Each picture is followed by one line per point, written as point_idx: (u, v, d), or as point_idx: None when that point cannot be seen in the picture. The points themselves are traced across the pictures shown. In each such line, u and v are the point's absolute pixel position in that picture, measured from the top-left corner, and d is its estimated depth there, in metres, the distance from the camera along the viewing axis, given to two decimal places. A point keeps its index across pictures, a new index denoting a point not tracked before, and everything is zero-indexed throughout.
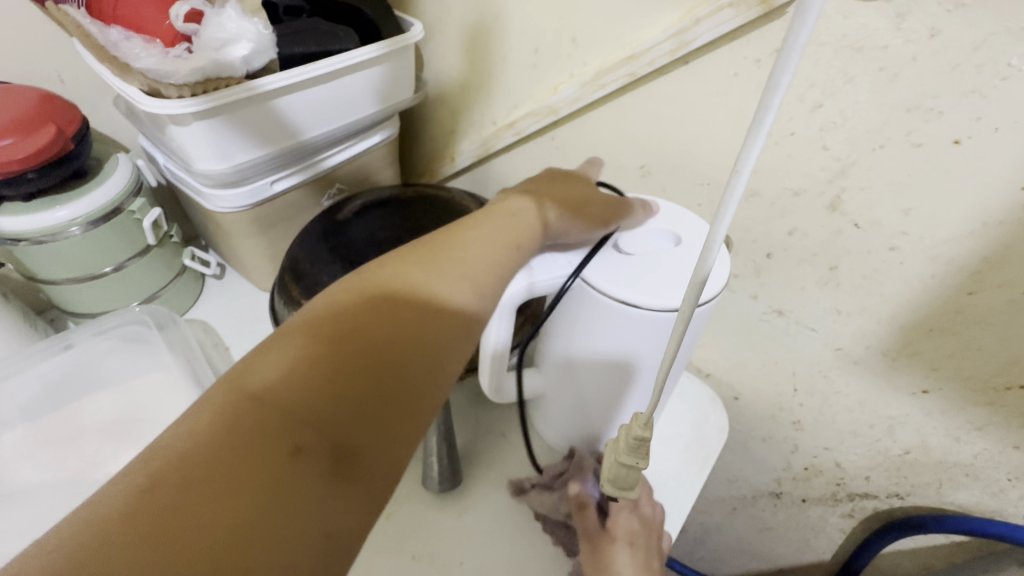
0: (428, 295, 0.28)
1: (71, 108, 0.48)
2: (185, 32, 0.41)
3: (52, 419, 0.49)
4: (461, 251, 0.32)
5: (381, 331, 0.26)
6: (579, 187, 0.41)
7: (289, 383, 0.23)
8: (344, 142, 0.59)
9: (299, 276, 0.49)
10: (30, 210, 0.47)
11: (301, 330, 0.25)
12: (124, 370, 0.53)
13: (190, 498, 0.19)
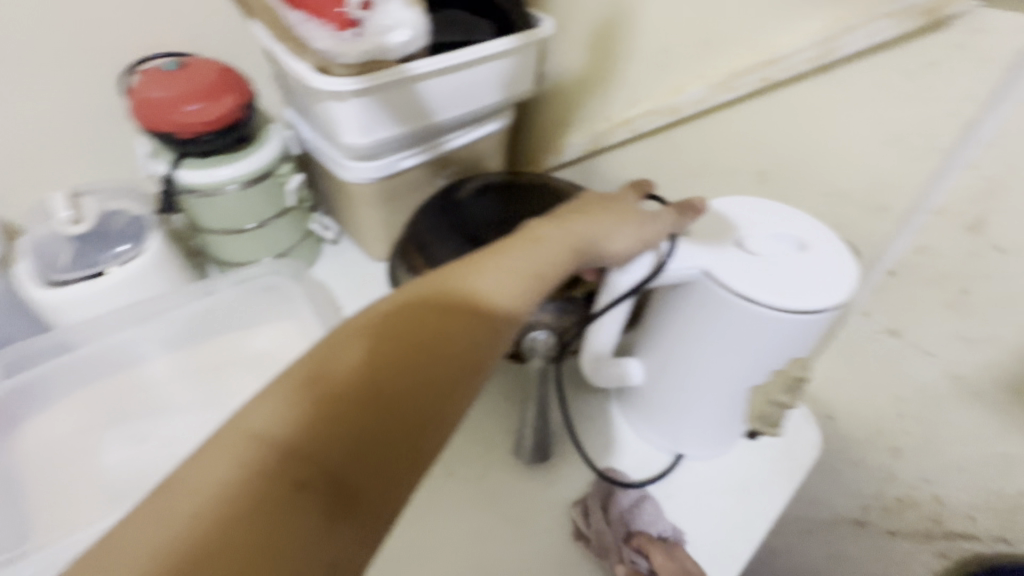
0: (434, 333, 0.29)
1: (245, 80, 0.55)
2: (356, 18, 0.45)
3: (203, 348, 0.57)
4: (482, 284, 0.32)
5: (387, 372, 0.27)
6: (617, 209, 0.40)
7: (290, 424, 0.24)
8: (464, 127, 0.63)
9: (422, 247, 0.53)
10: (202, 167, 0.54)
11: (308, 371, 0.26)
12: (260, 316, 0.59)
13: (203, 539, 0.21)
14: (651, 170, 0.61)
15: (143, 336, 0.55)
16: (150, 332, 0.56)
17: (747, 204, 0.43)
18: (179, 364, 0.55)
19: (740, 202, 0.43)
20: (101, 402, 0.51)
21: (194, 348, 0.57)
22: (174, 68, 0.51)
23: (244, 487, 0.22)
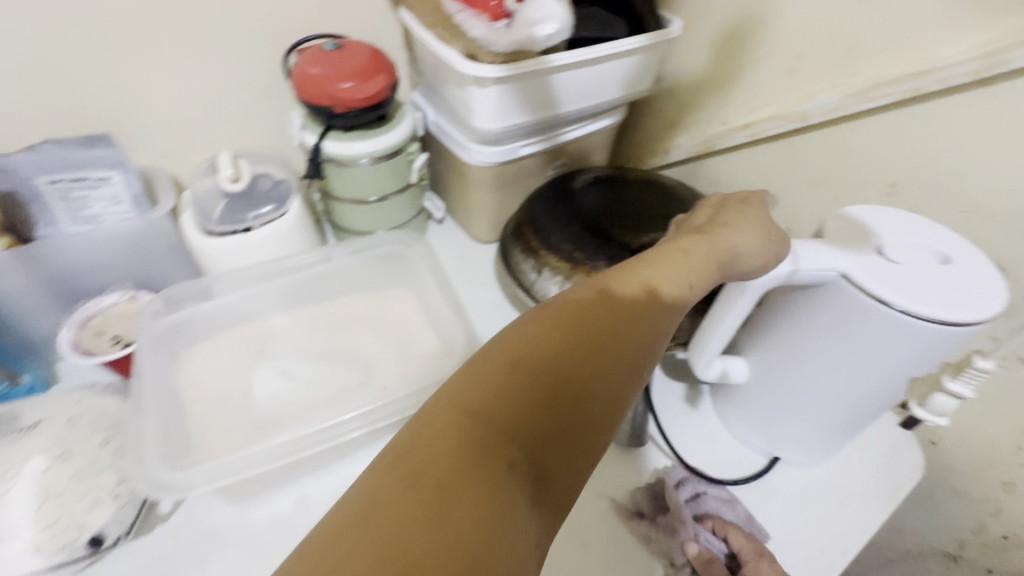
0: (610, 331, 0.30)
1: (391, 63, 0.59)
2: (510, 10, 0.49)
3: (325, 308, 0.59)
4: (645, 283, 0.33)
5: (574, 361, 0.28)
6: (754, 219, 0.40)
7: (498, 404, 0.26)
8: (581, 121, 0.65)
9: (538, 230, 0.56)
10: (345, 140, 0.59)
11: (502, 356, 0.27)
12: (380, 282, 0.62)
13: (439, 500, 0.22)
14: (765, 176, 0.61)
15: (276, 290, 0.59)
16: (281, 288, 0.60)
17: (882, 213, 0.43)
18: (303, 320, 0.57)
19: (876, 211, 0.43)
20: (235, 347, 0.54)
21: (317, 307, 0.59)
22: (332, 49, 0.56)
23: (462, 459, 0.23)
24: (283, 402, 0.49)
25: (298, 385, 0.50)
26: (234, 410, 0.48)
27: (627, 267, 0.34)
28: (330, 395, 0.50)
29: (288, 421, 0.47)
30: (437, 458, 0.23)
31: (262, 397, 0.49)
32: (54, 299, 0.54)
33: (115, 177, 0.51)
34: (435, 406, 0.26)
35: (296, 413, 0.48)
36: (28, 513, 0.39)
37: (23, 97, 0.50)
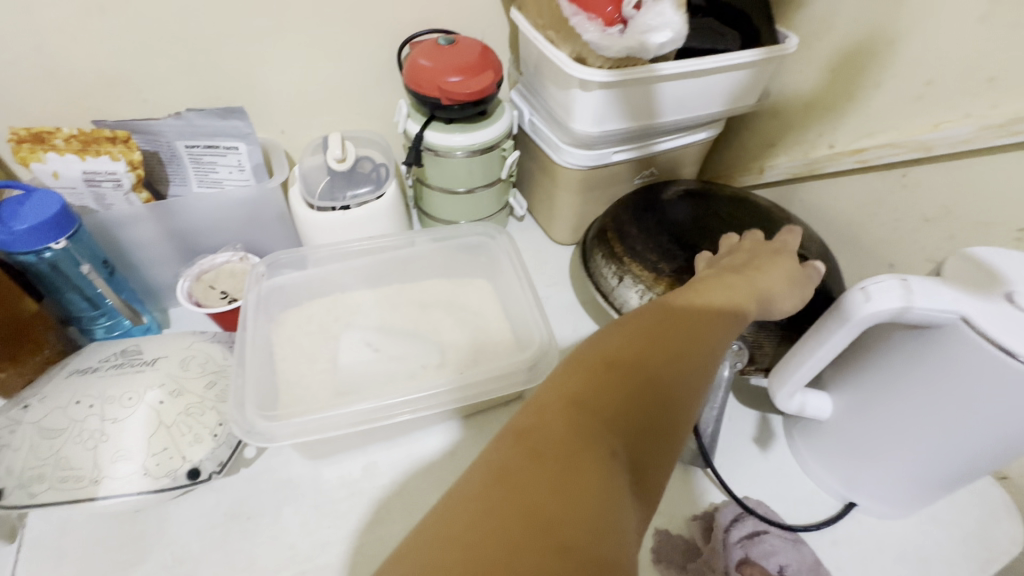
0: (697, 337, 0.30)
1: (497, 61, 0.61)
2: (625, 17, 0.50)
3: (408, 290, 0.61)
4: (716, 299, 0.34)
5: (665, 362, 0.28)
6: (785, 265, 0.42)
7: (602, 394, 0.26)
8: (676, 132, 0.64)
9: (624, 237, 0.56)
10: (444, 131, 0.61)
11: (600, 355, 0.28)
12: (459, 271, 0.64)
13: (556, 480, 0.22)
14: (870, 207, 0.58)
15: (366, 267, 0.63)
16: (371, 266, 0.63)
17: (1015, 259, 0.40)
18: (386, 298, 0.60)
19: (1005, 254, 0.40)
20: (324, 315, 0.57)
21: (401, 287, 0.62)
22: (445, 43, 0.59)
23: (577, 445, 0.24)
24: (366, 371, 0.52)
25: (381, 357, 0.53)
26: (321, 374, 0.52)
27: (699, 287, 0.35)
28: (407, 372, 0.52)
29: (368, 391, 0.50)
30: (554, 439, 0.24)
31: (345, 363, 0.52)
32: (175, 251, 0.60)
33: (241, 147, 0.56)
34: (545, 397, 0.26)
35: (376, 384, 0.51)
36: (142, 439, 0.43)
37: (177, 68, 0.55)
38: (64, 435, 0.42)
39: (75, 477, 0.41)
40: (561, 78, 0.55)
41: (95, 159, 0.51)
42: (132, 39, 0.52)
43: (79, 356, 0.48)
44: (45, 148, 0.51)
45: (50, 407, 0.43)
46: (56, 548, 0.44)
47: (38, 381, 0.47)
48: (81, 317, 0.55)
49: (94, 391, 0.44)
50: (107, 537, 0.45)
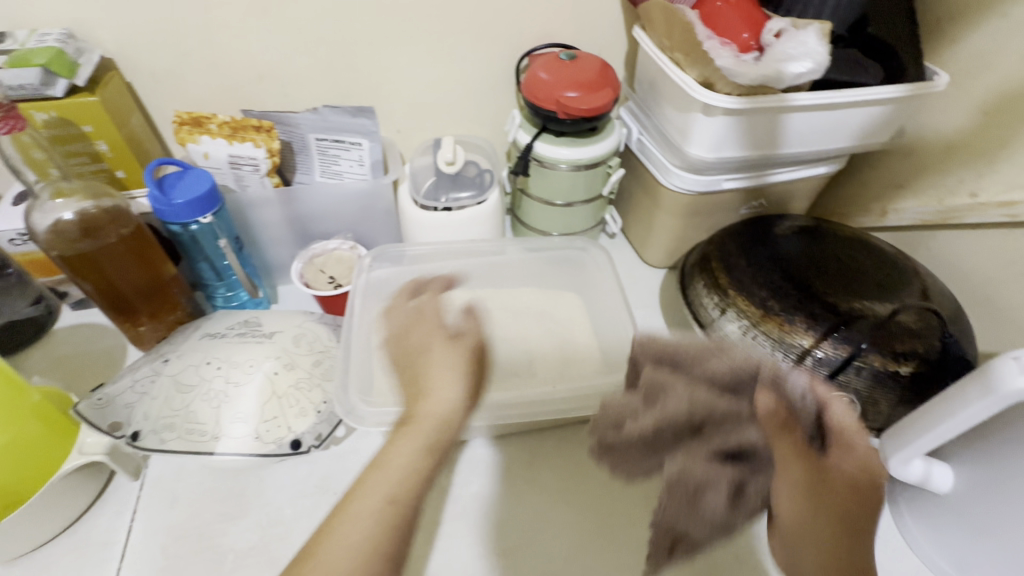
0: (412, 446, 0.36)
1: (616, 80, 0.60)
2: (763, 45, 0.49)
3: (501, 294, 0.62)
4: (421, 405, 0.39)
5: (383, 482, 0.35)
6: (458, 354, 0.41)
7: (334, 551, 0.32)
8: (794, 164, 0.61)
9: (730, 268, 0.54)
10: (552, 143, 0.62)
11: (344, 500, 0.34)
12: (553, 281, 0.65)
13: None
14: (1015, 266, 0.52)
15: (462, 266, 0.64)
16: (465, 267, 0.64)
17: None
18: (479, 300, 0.61)
19: None
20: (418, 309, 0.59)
21: (495, 291, 0.62)
22: (566, 58, 0.60)
23: None
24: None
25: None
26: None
27: (408, 406, 0.39)
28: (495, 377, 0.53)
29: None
30: None
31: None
32: (292, 234, 0.65)
33: (365, 144, 0.59)
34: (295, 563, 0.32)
35: None
36: (256, 406, 0.47)
37: (317, 66, 0.60)
38: (194, 391, 0.47)
39: (199, 431, 0.46)
40: (681, 101, 0.55)
41: (241, 145, 0.56)
42: (281, 39, 0.57)
43: (208, 320, 0.53)
44: (200, 132, 0.56)
45: (185, 363, 0.48)
46: (170, 493, 0.49)
47: (174, 337, 0.52)
48: (208, 284, 0.61)
49: (221, 354, 0.49)
50: (215, 489, 0.49)
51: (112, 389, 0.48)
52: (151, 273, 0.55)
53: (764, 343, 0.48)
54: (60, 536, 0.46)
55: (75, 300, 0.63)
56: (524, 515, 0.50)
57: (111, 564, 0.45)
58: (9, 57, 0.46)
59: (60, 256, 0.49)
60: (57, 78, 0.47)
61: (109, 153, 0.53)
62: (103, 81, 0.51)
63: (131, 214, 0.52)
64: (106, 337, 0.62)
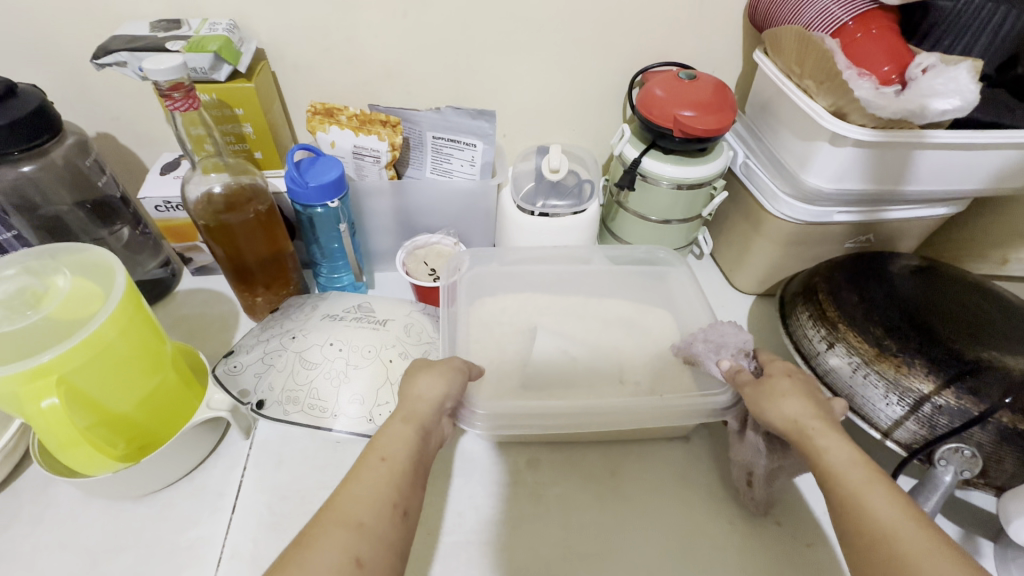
0: (403, 422, 0.41)
1: (733, 102, 0.60)
2: (907, 78, 0.48)
3: (590, 305, 0.62)
4: (414, 387, 0.43)
5: (380, 456, 0.38)
6: (434, 363, 0.46)
7: (349, 503, 0.35)
8: (912, 203, 0.59)
9: (841, 302, 0.52)
10: (659, 159, 0.63)
11: (353, 470, 0.37)
12: (635, 292, 0.64)
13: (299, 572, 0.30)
14: None
15: (550, 270, 0.65)
16: (553, 272, 0.65)
17: None
18: (564, 305, 0.62)
19: None
20: (512, 307, 0.61)
21: (585, 300, 0.62)
22: (685, 78, 0.60)
23: (318, 542, 0.32)
24: (550, 366, 0.54)
25: (573, 363, 0.55)
26: (510, 361, 0.55)
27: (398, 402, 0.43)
28: (585, 379, 0.54)
29: (551, 391, 0.52)
30: (309, 535, 0.32)
31: (537, 356, 0.55)
32: (396, 225, 0.68)
33: (479, 146, 0.62)
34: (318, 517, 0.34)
35: (554, 383, 0.53)
36: (370, 389, 0.51)
37: (442, 69, 0.63)
38: (317, 368, 0.52)
39: (320, 407, 0.51)
40: (805, 128, 0.54)
41: (366, 137, 0.60)
42: (414, 41, 0.60)
43: (325, 301, 0.58)
44: (330, 122, 0.60)
45: (311, 342, 0.53)
46: (275, 455, 0.52)
47: (294, 317, 0.57)
48: (316, 264, 0.65)
49: (342, 338, 0.53)
50: (315, 457, 0.52)
51: (244, 360, 0.53)
52: (274, 247, 0.59)
53: (877, 384, 0.47)
54: (179, 482, 0.50)
55: (196, 267, 0.68)
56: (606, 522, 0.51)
57: (223, 515, 0.48)
58: (187, 41, 0.50)
59: (205, 225, 0.53)
60: (224, 64, 0.51)
61: (252, 135, 0.57)
62: (257, 69, 0.56)
63: (266, 192, 0.56)
64: (221, 303, 0.67)
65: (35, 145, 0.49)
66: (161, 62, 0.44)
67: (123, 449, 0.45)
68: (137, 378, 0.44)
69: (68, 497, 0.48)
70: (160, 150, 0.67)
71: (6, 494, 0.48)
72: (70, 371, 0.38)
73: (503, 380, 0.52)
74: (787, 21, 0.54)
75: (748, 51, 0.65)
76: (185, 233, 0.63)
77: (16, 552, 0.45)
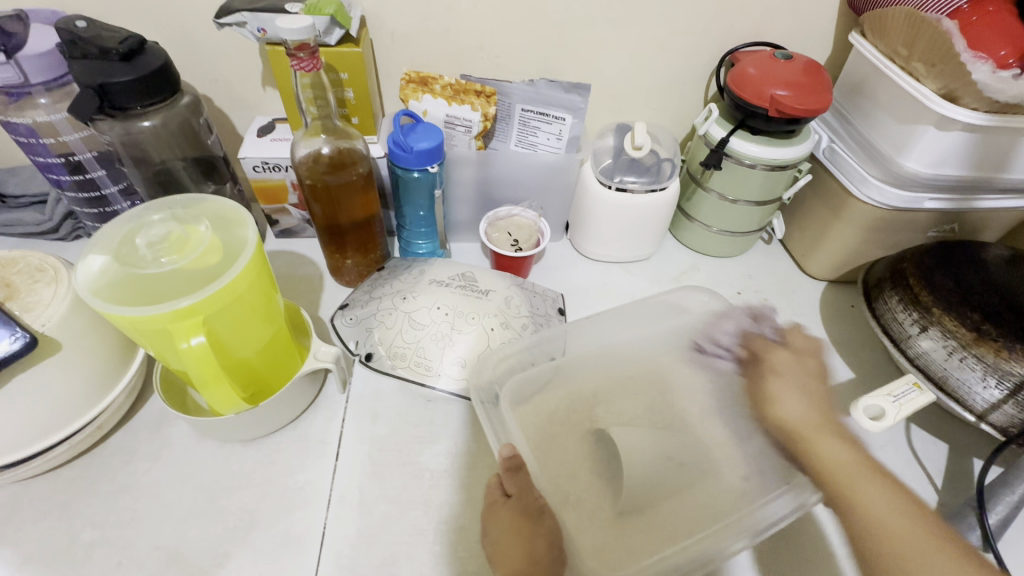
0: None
1: (828, 82, 0.60)
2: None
3: (634, 376, 0.54)
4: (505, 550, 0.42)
5: None
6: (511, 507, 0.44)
7: None
8: (1005, 193, 0.59)
9: (934, 285, 0.52)
10: (745, 139, 0.63)
11: None
12: (681, 345, 0.56)
13: None
14: None
15: (606, 352, 0.55)
16: (603, 347, 0.55)
17: None
18: (618, 390, 0.53)
19: None
20: (580, 400, 0.51)
21: (629, 376, 0.54)
22: (780, 57, 0.60)
23: None
24: (640, 472, 0.47)
25: (679, 472, 0.47)
26: (593, 486, 0.46)
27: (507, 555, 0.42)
28: (668, 352, 0.56)
29: (660, 510, 0.45)
30: None
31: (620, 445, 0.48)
32: (476, 196, 0.69)
33: (568, 119, 0.63)
34: None
35: (641, 360, 0.55)
36: (471, 353, 0.54)
37: (535, 41, 0.63)
38: (424, 330, 0.55)
39: (424, 365, 0.54)
40: (906, 111, 0.55)
41: (460, 106, 0.61)
42: (511, 11, 0.61)
43: (430, 268, 0.61)
44: (424, 90, 0.61)
45: (419, 303, 0.56)
46: (371, 409, 0.54)
47: (402, 279, 0.59)
48: (404, 229, 0.67)
49: (448, 303, 0.56)
50: (409, 413, 0.54)
51: (359, 313, 0.57)
52: (368, 210, 0.60)
53: (974, 367, 0.48)
54: (284, 429, 0.52)
55: (281, 229, 0.70)
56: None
57: (327, 461, 0.50)
58: (304, 4, 0.51)
59: (311, 183, 0.55)
60: (337, 27, 0.53)
61: (352, 100, 0.59)
62: (361, 34, 0.57)
63: (366, 157, 0.57)
64: (305, 265, 0.70)
65: (155, 102, 0.51)
66: (294, 22, 0.46)
67: (244, 392, 0.47)
68: (260, 325, 0.46)
69: (181, 436, 0.51)
70: (253, 114, 0.69)
71: (125, 431, 0.51)
72: (212, 314, 0.40)
73: (591, 515, 0.44)
74: (895, 2, 0.54)
75: (841, 33, 0.65)
76: (277, 195, 0.65)
77: (139, 484, 0.48)
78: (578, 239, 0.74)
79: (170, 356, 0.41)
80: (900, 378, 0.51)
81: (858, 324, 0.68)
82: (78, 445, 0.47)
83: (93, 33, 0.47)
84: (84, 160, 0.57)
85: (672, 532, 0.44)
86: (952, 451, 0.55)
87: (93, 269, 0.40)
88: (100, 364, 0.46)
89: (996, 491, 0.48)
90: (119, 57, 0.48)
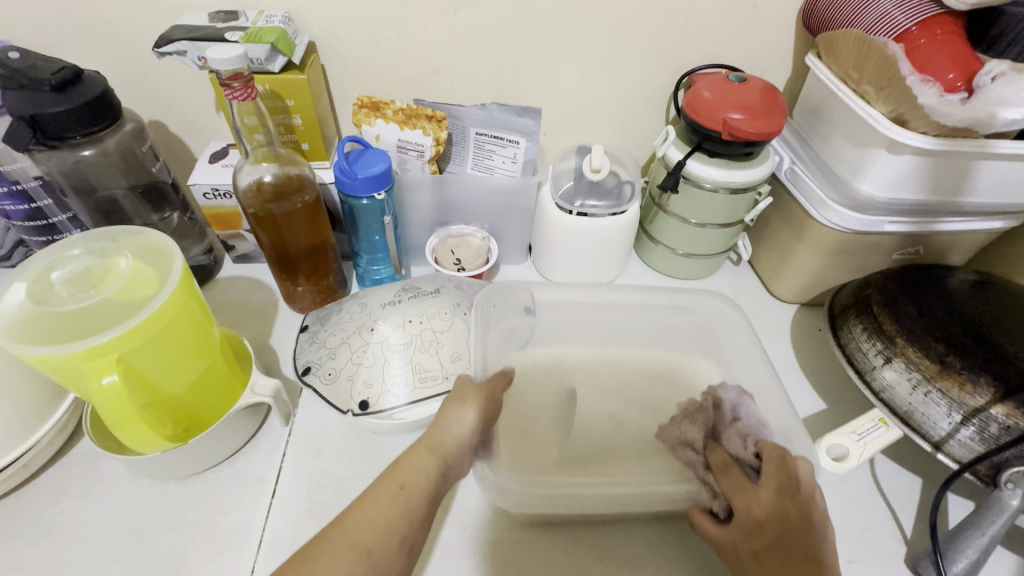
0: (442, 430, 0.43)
1: (783, 104, 0.59)
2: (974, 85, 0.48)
3: (627, 356, 0.57)
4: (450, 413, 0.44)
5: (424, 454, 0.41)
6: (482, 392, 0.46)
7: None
8: (966, 215, 0.58)
9: (897, 314, 0.51)
10: (703, 162, 0.62)
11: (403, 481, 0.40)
12: (662, 344, 0.57)
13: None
14: None
15: (603, 330, 0.57)
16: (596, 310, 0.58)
17: None
18: (610, 365, 0.56)
19: None
20: (558, 364, 0.55)
21: (621, 358, 0.56)
22: (734, 80, 0.59)
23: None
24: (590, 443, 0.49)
25: (620, 428, 0.51)
26: (548, 433, 0.49)
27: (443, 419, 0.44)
28: (652, 340, 0.58)
29: (602, 463, 0.47)
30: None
31: (582, 405, 0.53)
32: (435, 218, 0.68)
33: (522, 143, 0.62)
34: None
35: (622, 341, 0.58)
36: (464, 343, 0.54)
37: (489, 65, 0.63)
38: (410, 345, 0.53)
39: (431, 377, 0.52)
40: (860, 134, 0.54)
41: (412, 131, 0.60)
42: (461, 36, 0.60)
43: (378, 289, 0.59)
44: (376, 115, 0.61)
45: (387, 323, 0.54)
46: (314, 443, 0.53)
47: (360, 301, 0.58)
48: (359, 255, 0.65)
49: (419, 312, 0.55)
50: (353, 448, 0.52)
51: (331, 345, 0.54)
52: (318, 237, 0.60)
53: (938, 402, 0.46)
54: (221, 465, 0.51)
55: (238, 254, 0.69)
56: (598, 540, 0.48)
57: (264, 499, 0.49)
58: (246, 32, 0.51)
59: (254, 212, 0.54)
60: (279, 55, 0.52)
61: (301, 127, 0.58)
62: (309, 61, 0.57)
63: (313, 184, 0.56)
64: (261, 292, 0.68)
65: (96, 130, 0.50)
66: (225, 52, 0.45)
67: (172, 429, 0.45)
68: (191, 360, 0.44)
69: (114, 473, 0.49)
70: (209, 138, 0.68)
71: (57, 468, 0.49)
72: (129, 351, 0.39)
73: (526, 453, 0.47)
74: (846, 24, 0.53)
75: (799, 54, 0.64)
76: (229, 221, 0.64)
77: (65, 525, 0.46)
78: (539, 261, 0.73)
79: (85, 395, 0.40)
80: (866, 415, 0.50)
81: (825, 349, 0.66)
82: (5, 483, 0.46)
83: (28, 64, 0.47)
84: (29, 188, 0.54)
85: (597, 469, 0.46)
86: (916, 486, 0.53)
87: (9, 304, 0.39)
88: (26, 400, 0.45)
89: (963, 535, 0.46)
90: (53, 88, 0.47)
